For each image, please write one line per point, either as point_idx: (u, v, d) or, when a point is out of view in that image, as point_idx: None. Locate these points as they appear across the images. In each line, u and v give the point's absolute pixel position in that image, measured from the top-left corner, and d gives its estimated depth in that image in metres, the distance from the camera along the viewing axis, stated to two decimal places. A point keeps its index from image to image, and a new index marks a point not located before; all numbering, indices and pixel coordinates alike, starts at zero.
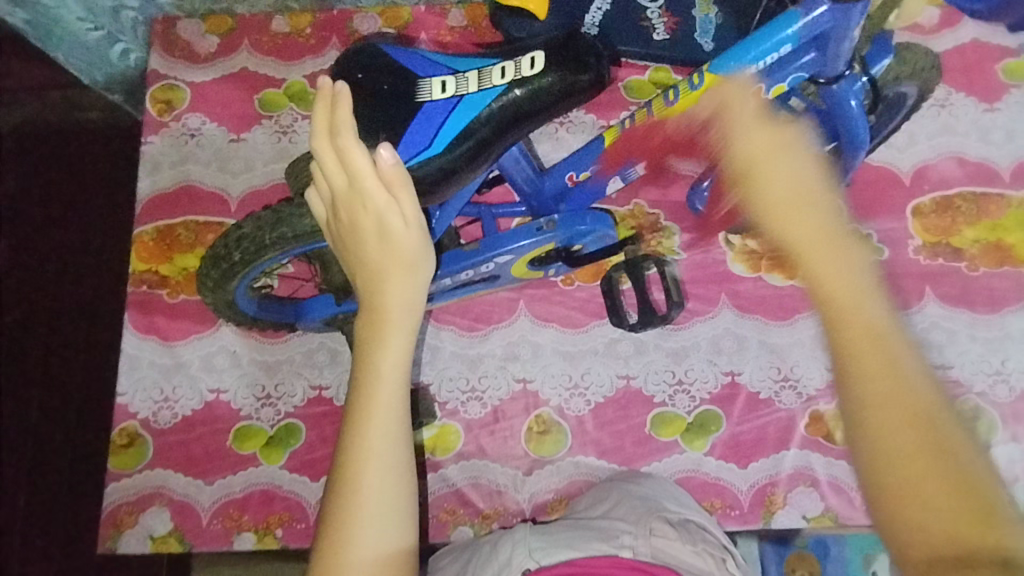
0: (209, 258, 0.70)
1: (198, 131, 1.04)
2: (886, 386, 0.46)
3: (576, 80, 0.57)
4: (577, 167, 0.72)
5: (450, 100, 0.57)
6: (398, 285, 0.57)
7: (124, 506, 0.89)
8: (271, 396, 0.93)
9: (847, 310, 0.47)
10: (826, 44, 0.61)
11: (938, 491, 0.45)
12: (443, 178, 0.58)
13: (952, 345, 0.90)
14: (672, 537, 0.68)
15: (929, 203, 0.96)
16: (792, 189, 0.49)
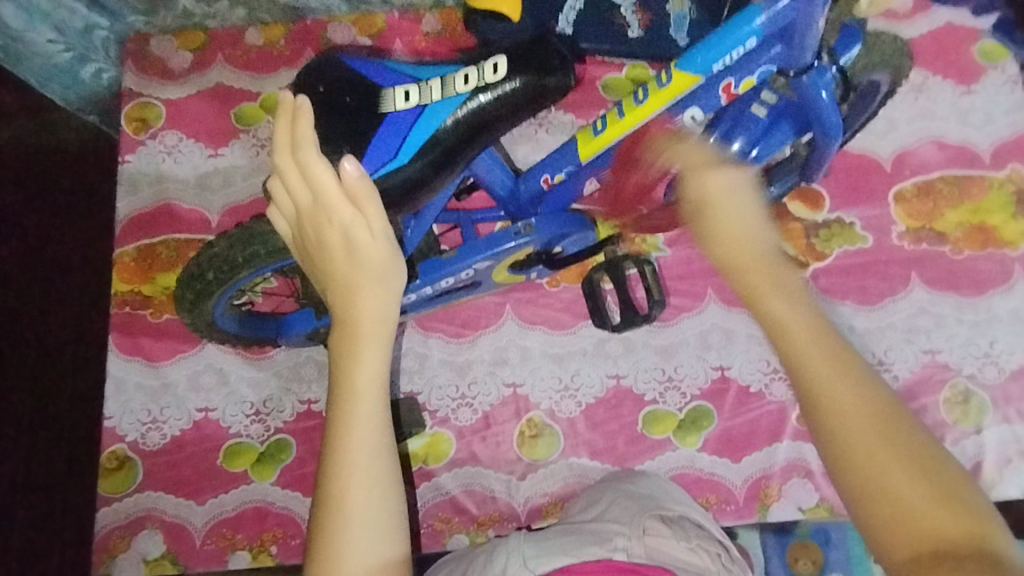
0: (183, 279, 0.70)
1: (176, 148, 1.03)
2: (860, 422, 0.54)
3: (542, 82, 0.57)
4: (553, 169, 0.72)
5: (414, 109, 0.57)
6: (369, 296, 0.56)
7: (116, 530, 0.88)
8: (260, 413, 0.92)
9: (800, 364, 0.57)
10: (791, 36, 0.60)
11: (920, 501, 0.52)
12: (412, 189, 0.58)
13: (940, 329, 0.90)
14: (666, 535, 0.68)
15: (911, 188, 0.96)
16: (737, 238, 0.60)
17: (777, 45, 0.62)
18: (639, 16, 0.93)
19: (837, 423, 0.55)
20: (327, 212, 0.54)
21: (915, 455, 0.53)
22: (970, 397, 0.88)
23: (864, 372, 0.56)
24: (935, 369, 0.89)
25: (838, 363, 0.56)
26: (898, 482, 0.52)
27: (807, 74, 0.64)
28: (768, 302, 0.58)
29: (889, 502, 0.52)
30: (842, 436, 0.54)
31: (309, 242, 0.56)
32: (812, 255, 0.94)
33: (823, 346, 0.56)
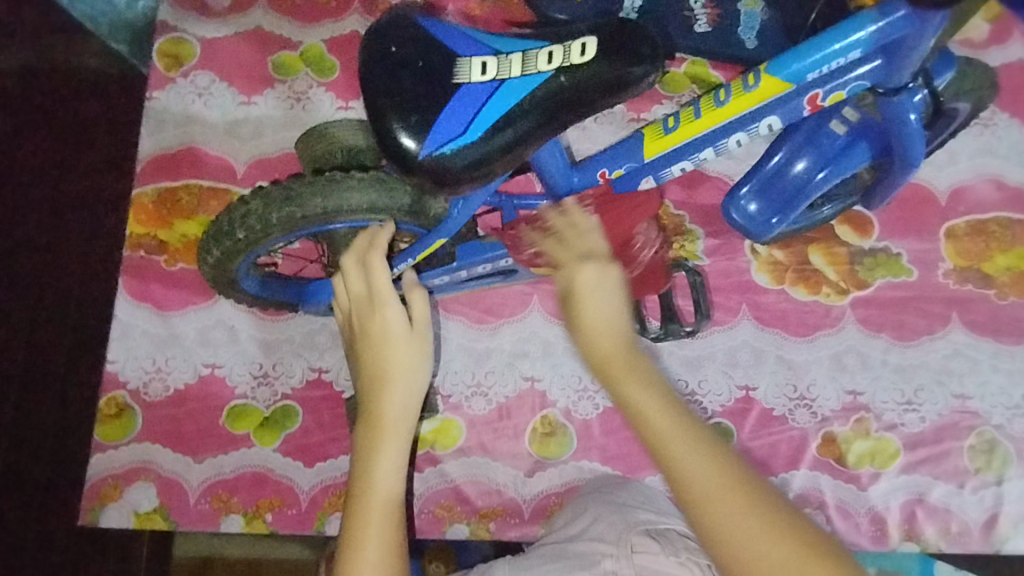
0: (209, 234, 0.67)
1: (207, 90, 0.99)
2: (740, 515, 0.48)
3: (626, 71, 0.53)
4: (612, 164, 0.67)
5: (491, 83, 0.53)
6: (395, 394, 0.62)
7: (109, 479, 0.86)
8: (268, 376, 0.89)
9: (679, 464, 0.50)
10: (895, 53, 0.55)
11: None
12: (475, 170, 0.54)
13: (974, 374, 0.88)
14: (656, 551, 0.62)
15: (963, 225, 0.92)
16: (602, 327, 0.57)
17: (878, 59, 0.57)
18: (708, 11, 0.89)
19: (719, 524, 0.48)
20: (380, 302, 0.65)
21: (795, 544, 0.47)
22: (995, 446, 0.86)
23: (725, 456, 0.50)
24: (964, 415, 0.87)
25: (681, 438, 0.51)
26: (750, 548, 0.47)
27: (899, 95, 0.60)
28: (621, 382, 0.54)
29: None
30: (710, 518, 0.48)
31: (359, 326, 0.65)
32: (853, 282, 0.91)
33: (685, 431, 0.51)
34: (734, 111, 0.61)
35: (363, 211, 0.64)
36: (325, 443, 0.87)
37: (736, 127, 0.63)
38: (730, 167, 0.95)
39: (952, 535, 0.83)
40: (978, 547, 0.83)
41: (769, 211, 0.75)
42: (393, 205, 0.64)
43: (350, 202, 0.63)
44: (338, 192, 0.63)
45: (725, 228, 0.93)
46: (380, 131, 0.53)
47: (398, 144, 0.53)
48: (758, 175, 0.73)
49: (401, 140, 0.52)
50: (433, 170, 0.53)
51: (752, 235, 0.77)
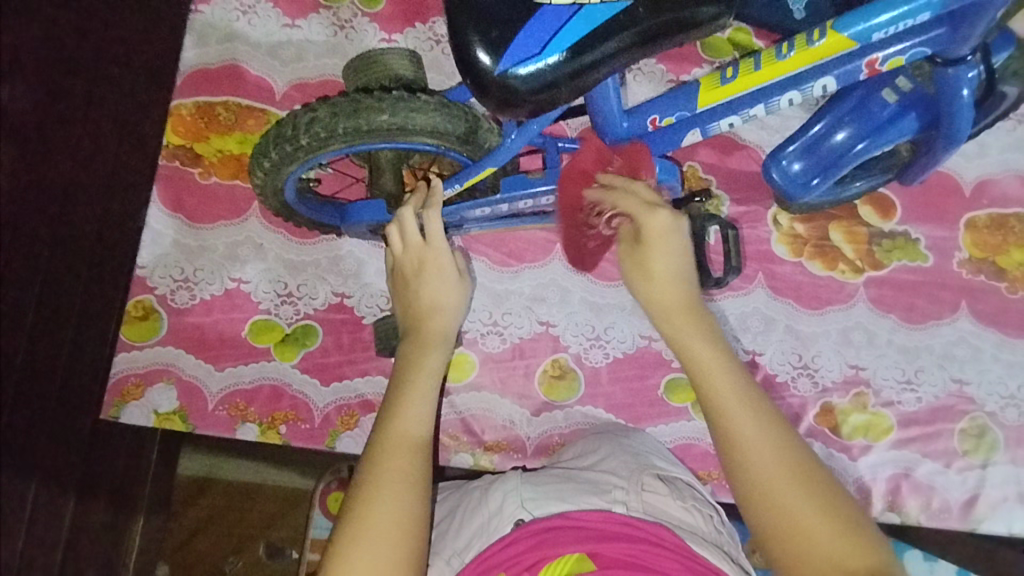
0: (270, 138, 0.70)
1: (252, 9, 0.99)
2: (769, 460, 0.61)
3: (698, 10, 0.55)
4: (663, 111, 0.68)
5: (570, 7, 0.54)
6: (442, 320, 0.74)
7: (132, 377, 0.90)
8: (292, 295, 0.92)
9: (733, 420, 0.63)
10: (961, 21, 0.59)
11: (828, 539, 0.56)
12: (543, 93, 0.55)
13: (975, 361, 0.90)
14: (663, 492, 0.67)
15: (984, 217, 0.94)
16: (669, 279, 0.72)
17: (942, 27, 0.61)
18: None
19: (749, 459, 0.61)
20: (428, 253, 0.75)
21: (817, 487, 0.59)
22: (985, 432, 0.89)
23: (773, 416, 0.64)
24: (960, 399, 0.90)
25: (746, 400, 0.64)
26: (772, 478, 0.60)
27: (955, 67, 0.63)
28: (687, 332, 0.70)
29: (769, 507, 0.59)
30: (739, 456, 0.62)
31: (406, 272, 0.76)
32: (869, 261, 0.93)
33: (723, 369, 0.67)
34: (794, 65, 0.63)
35: (424, 133, 0.68)
36: (343, 363, 0.90)
37: (792, 83, 0.66)
38: (762, 137, 0.96)
39: (933, 510, 0.87)
40: (956, 523, 0.87)
41: (810, 173, 0.76)
42: (452, 131, 0.68)
43: (415, 122, 0.67)
44: (403, 111, 0.67)
45: (751, 196, 0.94)
46: (458, 44, 0.55)
47: (473, 56, 0.54)
48: (802, 138, 0.74)
49: (478, 54, 0.54)
50: (504, 86, 0.54)
51: (787, 196, 0.78)
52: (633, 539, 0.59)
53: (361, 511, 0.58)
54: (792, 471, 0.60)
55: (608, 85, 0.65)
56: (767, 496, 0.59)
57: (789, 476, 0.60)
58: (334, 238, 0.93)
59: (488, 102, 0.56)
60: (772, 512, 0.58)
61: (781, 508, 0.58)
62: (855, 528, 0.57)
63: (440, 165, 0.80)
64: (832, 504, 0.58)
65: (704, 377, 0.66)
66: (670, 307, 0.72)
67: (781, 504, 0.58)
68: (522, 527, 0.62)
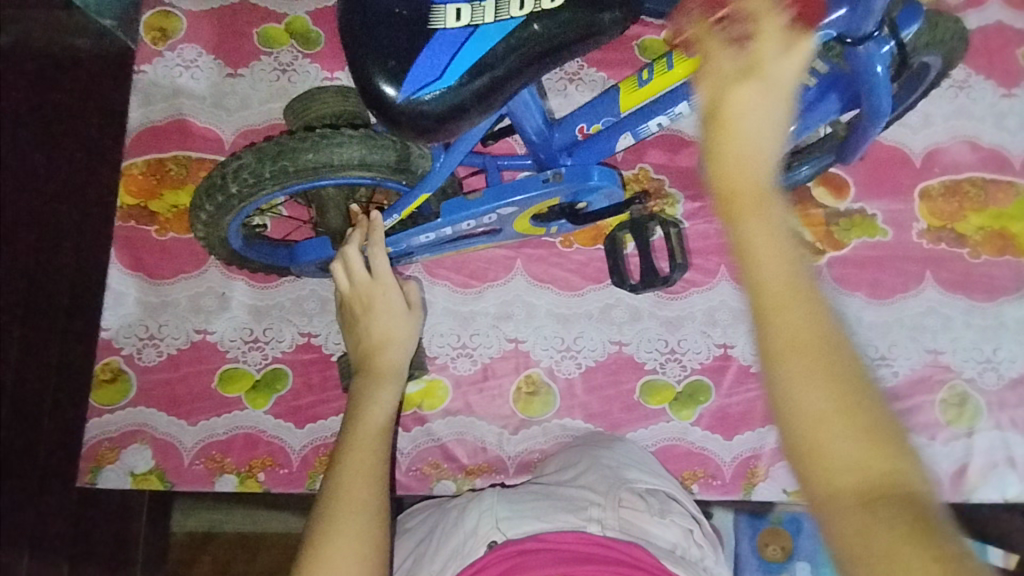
0: (203, 188, 0.71)
1: (193, 63, 1.00)
2: (808, 360, 0.39)
3: (596, 18, 0.55)
4: (590, 119, 0.72)
5: (465, 29, 0.55)
6: (394, 353, 0.75)
7: (106, 441, 0.88)
8: (258, 341, 0.92)
9: (795, 385, 0.39)
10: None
11: (876, 466, 0.37)
12: (452, 116, 0.56)
13: (946, 330, 0.90)
14: (640, 508, 0.67)
15: (937, 186, 0.94)
16: (746, 148, 0.44)
17: (843, 8, 0.61)
18: None
19: (777, 363, 0.40)
20: (378, 288, 0.76)
21: (863, 414, 0.38)
22: (966, 400, 0.88)
23: (849, 360, 0.39)
24: (936, 369, 0.89)
25: (797, 315, 0.40)
26: (811, 398, 0.39)
27: (865, 44, 0.64)
28: (748, 226, 0.42)
29: (817, 454, 0.38)
30: (777, 337, 0.40)
31: (355, 307, 0.77)
32: (829, 242, 0.93)
33: (809, 300, 0.40)
34: (705, 59, 0.65)
35: (353, 166, 0.69)
36: (315, 404, 0.90)
37: None
38: None
39: None
40: (948, 495, 0.86)
41: None
42: (382, 161, 0.69)
43: (341, 157, 0.68)
44: (328, 147, 0.67)
45: (705, 191, 0.94)
46: (363, 81, 0.56)
47: (377, 89, 0.55)
48: None
49: (380, 85, 0.55)
50: (412, 114, 0.55)
51: None
52: (607, 561, 0.58)
53: (319, 544, 0.58)
54: (831, 392, 0.39)
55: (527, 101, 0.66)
56: (805, 419, 0.38)
57: (825, 393, 0.39)
58: (295, 279, 0.93)
59: (399, 131, 0.57)
60: (819, 433, 0.38)
61: (823, 434, 0.38)
62: (908, 455, 0.38)
63: (384, 195, 0.80)
64: (879, 426, 0.38)
65: (767, 296, 0.41)
66: (763, 203, 0.43)
67: (823, 425, 0.38)
68: (496, 550, 0.61)
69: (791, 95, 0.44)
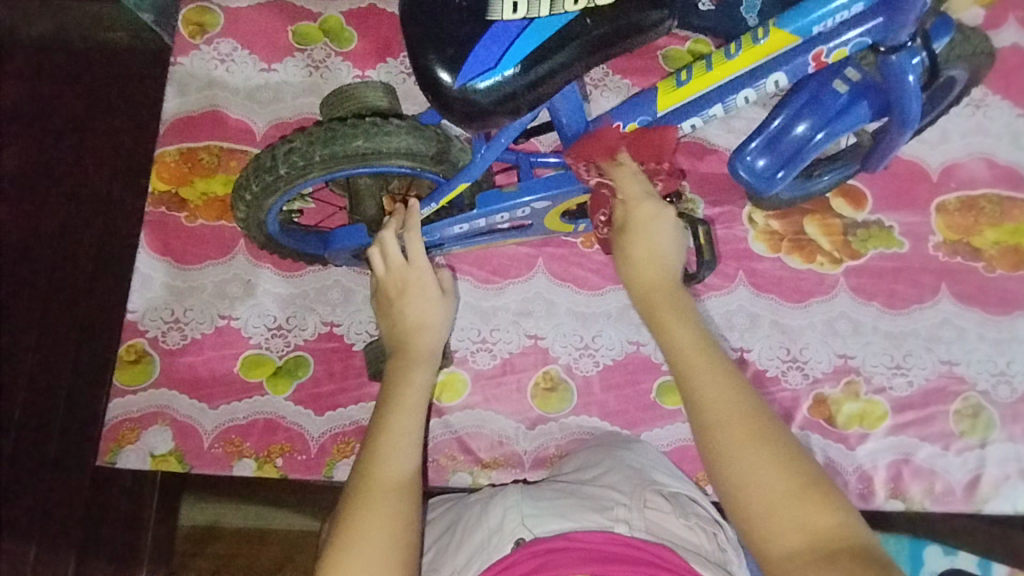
0: (251, 170, 0.73)
1: (229, 56, 1.03)
2: (740, 434, 0.59)
3: (645, 16, 0.58)
4: (626, 117, 0.71)
5: (520, 21, 0.57)
6: (429, 337, 0.76)
7: (127, 421, 0.89)
8: (282, 328, 0.93)
9: (735, 457, 0.58)
10: (896, 9, 0.62)
11: (821, 521, 0.54)
12: (503, 105, 0.58)
13: (961, 342, 0.91)
14: (666, 510, 0.67)
15: (954, 201, 0.96)
16: (647, 261, 0.72)
17: (879, 17, 0.63)
18: None
19: (723, 449, 0.59)
20: (413, 277, 0.77)
21: (777, 450, 0.58)
22: (980, 411, 0.89)
23: (772, 438, 0.59)
24: (950, 379, 0.90)
25: (733, 420, 0.60)
26: (750, 468, 0.57)
27: (898, 54, 0.66)
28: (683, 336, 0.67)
29: (776, 533, 0.54)
30: (743, 471, 0.57)
31: (392, 293, 0.78)
32: (847, 252, 0.94)
33: (735, 399, 0.61)
34: (743, 63, 0.67)
35: (399, 155, 0.71)
36: (335, 392, 0.91)
37: (745, 83, 0.69)
38: (731, 139, 0.98)
39: (936, 494, 0.87)
40: (961, 505, 0.86)
41: (774, 167, 0.78)
42: (426, 151, 0.71)
43: (389, 145, 0.70)
44: (378, 135, 0.70)
45: (725, 197, 0.96)
46: (420, 66, 0.58)
47: (433, 77, 0.57)
48: (765, 133, 0.77)
49: (438, 74, 0.57)
50: (466, 100, 0.57)
51: (755, 190, 0.80)
52: (638, 561, 0.59)
53: (352, 523, 0.59)
54: (773, 463, 0.57)
55: (568, 93, 0.69)
56: (766, 511, 0.55)
57: (773, 469, 0.57)
58: (320, 269, 0.95)
59: (453, 117, 0.59)
60: (762, 503, 0.56)
61: (778, 506, 0.55)
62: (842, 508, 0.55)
63: (419, 187, 0.81)
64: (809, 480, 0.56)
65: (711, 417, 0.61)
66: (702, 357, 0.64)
67: (774, 496, 0.56)
68: (524, 547, 0.62)
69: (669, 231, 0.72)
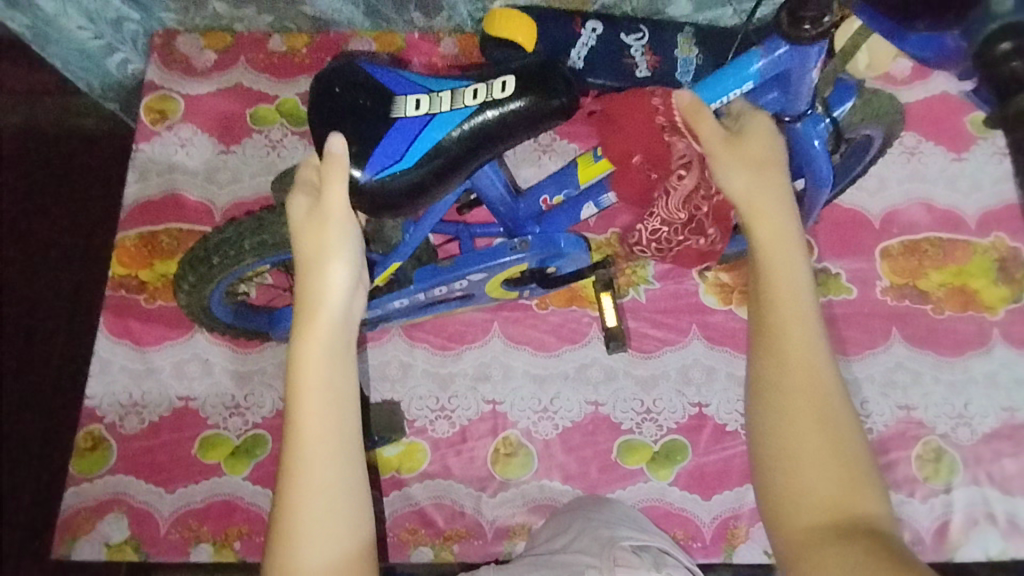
0: (189, 260, 0.77)
1: (189, 141, 1.06)
2: (801, 407, 0.59)
3: (544, 103, 0.63)
4: (551, 190, 0.78)
5: (423, 117, 0.63)
6: (331, 273, 0.64)
7: (83, 511, 0.88)
8: (240, 406, 0.93)
9: (791, 431, 0.58)
10: (788, 84, 0.65)
11: (828, 495, 0.56)
12: (411, 192, 0.64)
13: (916, 386, 0.92)
14: (636, 565, 0.64)
15: (897, 246, 0.98)
16: (752, 182, 0.65)
17: (775, 92, 0.67)
18: (647, 57, 1.00)
19: (770, 416, 0.60)
20: (331, 259, 0.64)
21: (830, 432, 0.58)
22: (941, 455, 0.89)
23: (833, 412, 0.58)
24: (909, 424, 0.90)
25: (790, 388, 0.59)
26: (800, 444, 0.58)
27: (801, 121, 0.69)
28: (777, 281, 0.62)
29: (792, 511, 0.56)
30: (791, 444, 0.58)
31: (301, 310, 0.64)
32: None
33: (809, 355, 0.60)
34: None
35: None
36: None
37: None
38: None
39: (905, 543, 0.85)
40: (931, 554, 0.85)
41: None
42: None
43: None
44: None
45: None
46: None
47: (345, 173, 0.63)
48: None
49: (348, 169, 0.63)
50: (375, 191, 0.64)
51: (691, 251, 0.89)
52: None
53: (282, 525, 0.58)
54: (827, 443, 0.57)
55: (488, 174, 0.72)
56: (794, 487, 0.57)
57: (821, 448, 0.57)
58: (277, 344, 0.95)
59: (364, 206, 0.65)
60: (797, 472, 0.57)
61: (804, 486, 0.56)
62: (871, 500, 0.56)
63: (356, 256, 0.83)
64: (846, 461, 0.57)
65: (796, 385, 0.59)
66: (795, 306, 0.62)
67: (802, 474, 0.57)
68: None
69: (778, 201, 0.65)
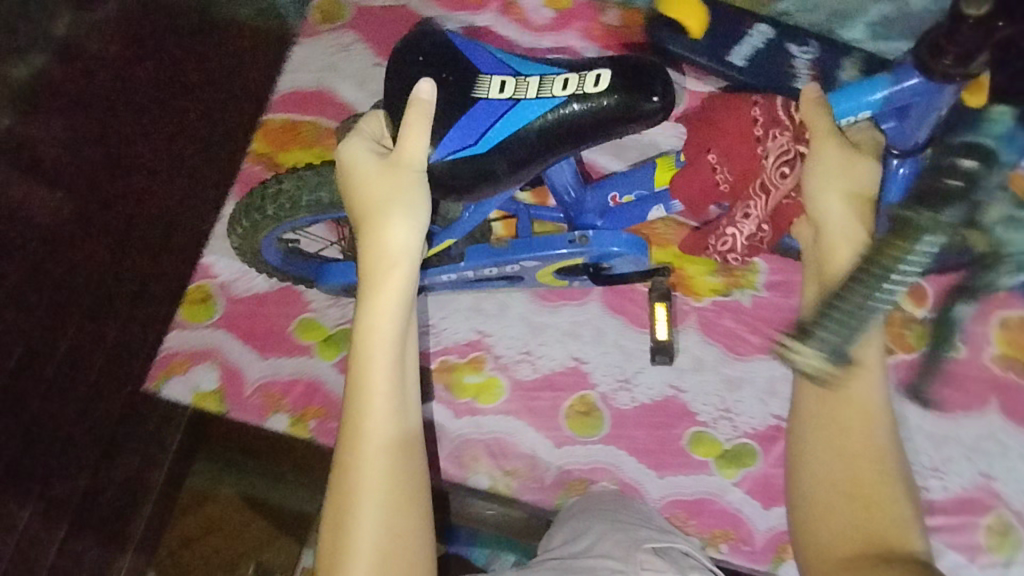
0: (243, 207, 0.82)
1: (349, 46, 1.11)
2: (847, 457, 0.62)
3: (640, 103, 0.65)
4: (622, 189, 0.80)
5: (508, 100, 0.66)
6: (397, 227, 0.64)
7: (178, 353, 0.94)
8: (340, 300, 0.96)
9: (830, 476, 0.62)
10: (906, 115, 0.64)
11: (875, 531, 0.59)
12: (476, 176, 0.68)
13: (1002, 459, 0.90)
14: (662, 568, 0.62)
15: (1017, 317, 0.95)
16: (844, 215, 0.66)
17: (891, 121, 0.66)
18: (808, 71, 0.99)
19: (811, 461, 0.64)
20: (392, 216, 0.64)
21: (873, 470, 0.62)
22: (1011, 531, 0.87)
23: (880, 447, 0.62)
24: (985, 493, 0.88)
25: (837, 425, 0.63)
26: (837, 482, 0.62)
27: (905, 159, 0.67)
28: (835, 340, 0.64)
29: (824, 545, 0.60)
30: (826, 485, 0.62)
31: (369, 269, 0.65)
32: (901, 344, 0.95)
33: (866, 405, 0.63)
34: None
35: None
36: None
37: None
38: None
39: None
40: None
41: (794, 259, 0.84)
42: None
43: None
44: None
45: (792, 266, 0.96)
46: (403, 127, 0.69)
47: None
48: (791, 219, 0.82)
49: None
50: (440, 166, 0.67)
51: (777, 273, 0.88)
52: None
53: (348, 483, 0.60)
54: (866, 480, 0.61)
55: (561, 165, 0.77)
56: (829, 519, 0.61)
57: (859, 487, 0.61)
58: None
59: None
60: (833, 517, 0.61)
61: (836, 520, 0.61)
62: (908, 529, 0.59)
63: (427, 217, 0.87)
64: (881, 498, 0.60)
65: (847, 426, 0.63)
66: (854, 367, 0.63)
67: (840, 514, 0.61)
68: None
69: (862, 242, 0.65)
